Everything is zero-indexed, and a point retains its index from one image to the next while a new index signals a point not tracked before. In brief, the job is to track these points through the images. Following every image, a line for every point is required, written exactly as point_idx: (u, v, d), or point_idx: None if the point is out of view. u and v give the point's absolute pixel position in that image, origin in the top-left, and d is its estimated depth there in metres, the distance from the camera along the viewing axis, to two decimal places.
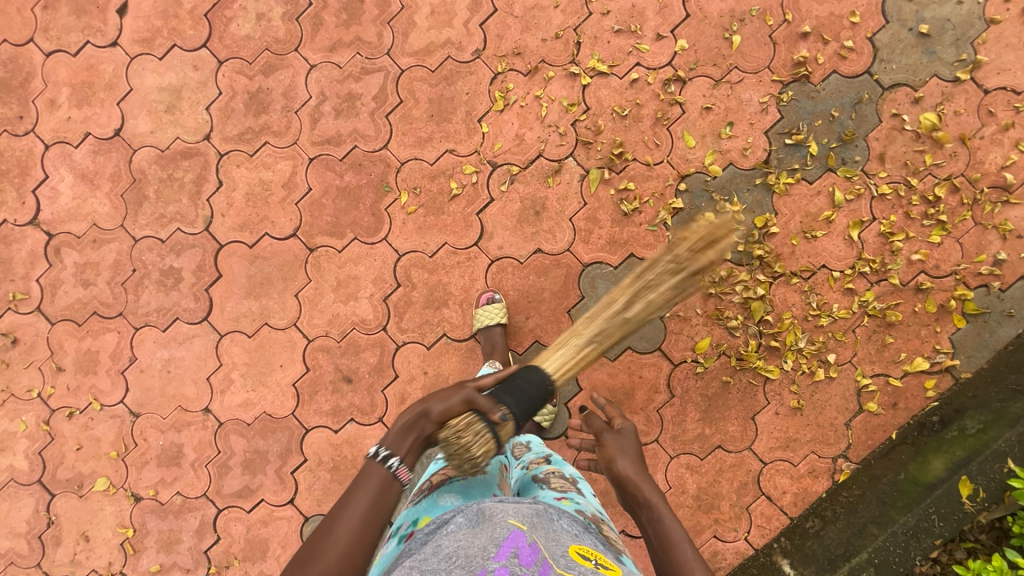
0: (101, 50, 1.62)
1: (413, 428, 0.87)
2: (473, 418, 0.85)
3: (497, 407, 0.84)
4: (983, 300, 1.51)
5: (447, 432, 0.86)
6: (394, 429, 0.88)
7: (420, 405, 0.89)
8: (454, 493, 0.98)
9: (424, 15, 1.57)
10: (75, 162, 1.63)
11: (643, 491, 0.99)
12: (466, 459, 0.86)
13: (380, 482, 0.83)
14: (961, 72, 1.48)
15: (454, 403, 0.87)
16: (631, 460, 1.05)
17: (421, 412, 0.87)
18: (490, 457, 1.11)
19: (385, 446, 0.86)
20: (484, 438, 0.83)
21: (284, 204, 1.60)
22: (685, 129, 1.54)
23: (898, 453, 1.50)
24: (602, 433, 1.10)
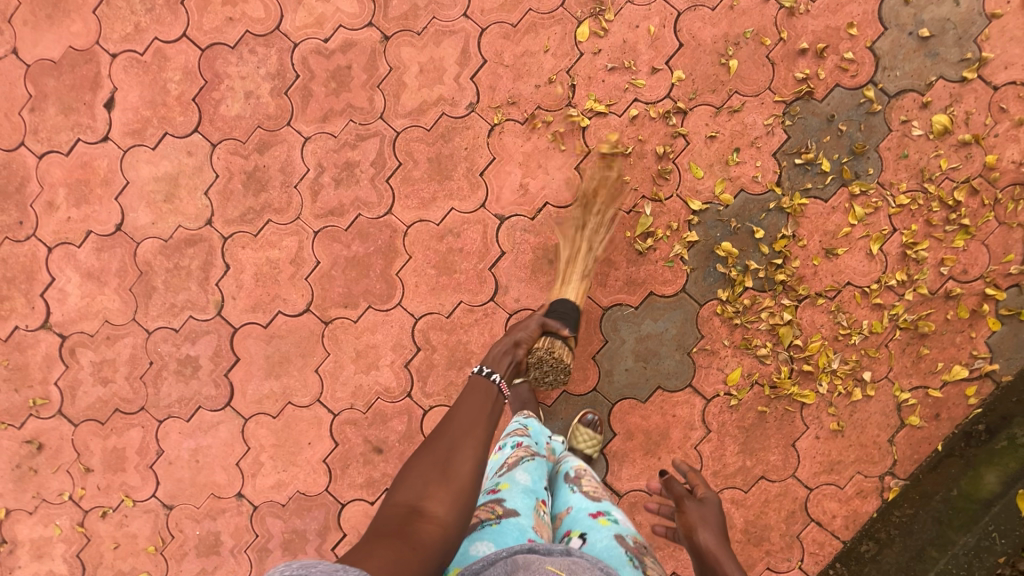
0: (92, 146, 1.59)
1: (506, 356, 1.30)
2: (552, 340, 1.41)
3: (563, 327, 1.41)
4: (1016, 300, 1.47)
5: (537, 354, 1.39)
6: (494, 355, 1.28)
7: (545, 321, 1.41)
8: (486, 539, 0.99)
9: (413, 74, 1.54)
10: (80, 262, 1.61)
11: (722, 561, 1.06)
12: (559, 366, 1.42)
13: (482, 397, 1.14)
14: (967, 71, 1.44)
15: (533, 330, 1.38)
16: (710, 530, 1.13)
17: (514, 343, 1.33)
18: (525, 493, 1.10)
19: (485, 367, 1.21)
20: (567, 351, 1.43)
21: (293, 280, 1.58)
22: (691, 160, 1.50)
23: (946, 466, 1.47)
24: (683, 500, 1.23)
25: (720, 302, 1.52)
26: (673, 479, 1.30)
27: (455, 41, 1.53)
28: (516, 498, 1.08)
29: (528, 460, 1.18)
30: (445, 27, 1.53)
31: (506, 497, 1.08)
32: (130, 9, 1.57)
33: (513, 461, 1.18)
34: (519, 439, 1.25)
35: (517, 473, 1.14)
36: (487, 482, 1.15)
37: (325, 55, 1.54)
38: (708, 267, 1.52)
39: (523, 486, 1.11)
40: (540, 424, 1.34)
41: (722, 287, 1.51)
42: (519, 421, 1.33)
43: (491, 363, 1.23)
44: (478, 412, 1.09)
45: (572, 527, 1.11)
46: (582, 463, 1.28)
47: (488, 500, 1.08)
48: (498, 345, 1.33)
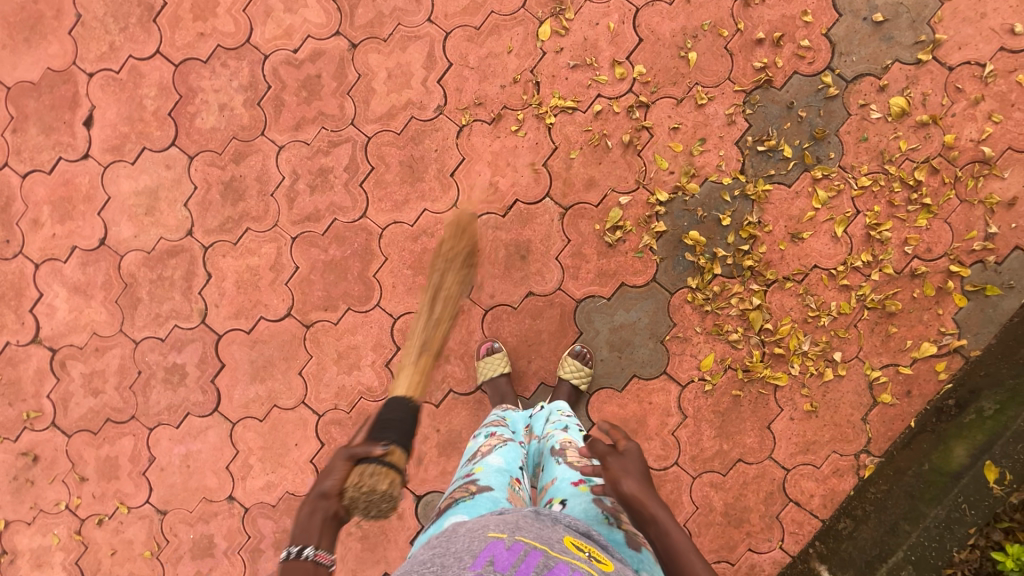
0: (74, 164, 1.64)
1: (315, 508, 0.93)
2: (364, 467, 0.99)
3: (377, 444, 1.04)
4: (980, 276, 1.50)
5: (348, 493, 0.96)
6: (300, 524, 0.92)
7: (351, 450, 1.02)
8: (459, 513, 0.99)
9: (381, 80, 1.57)
10: (66, 276, 1.66)
11: (648, 507, 0.93)
12: (379, 499, 0.97)
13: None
14: (922, 53, 1.48)
15: (339, 468, 0.99)
16: (635, 478, 0.98)
17: (319, 494, 0.94)
18: (499, 473, 1.11)
19: (296, 543, 0.89)
20: (385, 469, 1.00)
21: (274, 286, 1.62)
22: (656, 152, 1.53)
23: (919, 442, 1.49)
24: (604, 457, 1.03)
25: (691, 290, 1.55)
26: (594, 436, 1.09)
27: (420, 46, 1.57)
28: (489, 477, 1.09)
29: (501, 444, 1.21)
30: (410, 32, 1.57)
31: (480, 477, 1.09)
32: (104, 28, 1.61)
33: (487, 448, 1.20)
34: (492, 429, 1.29)
35: (491, 457, 1.16)
36: (463, 468, 1.17)
37: (295, 65, 1.58)
38: (677, 256, 1.55)
39: (496, 466, 1.13)
40: (517, 413, 1.41)
41: (691, 275, 1.55)
42: (497, 413, 1.39)
43: (299, 526, 0.92)
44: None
45: (554, 495, 1.10)
46: (568, 432, 1.25)
47: (463, 482, 1.10)
48: (302, 505, 0.95)
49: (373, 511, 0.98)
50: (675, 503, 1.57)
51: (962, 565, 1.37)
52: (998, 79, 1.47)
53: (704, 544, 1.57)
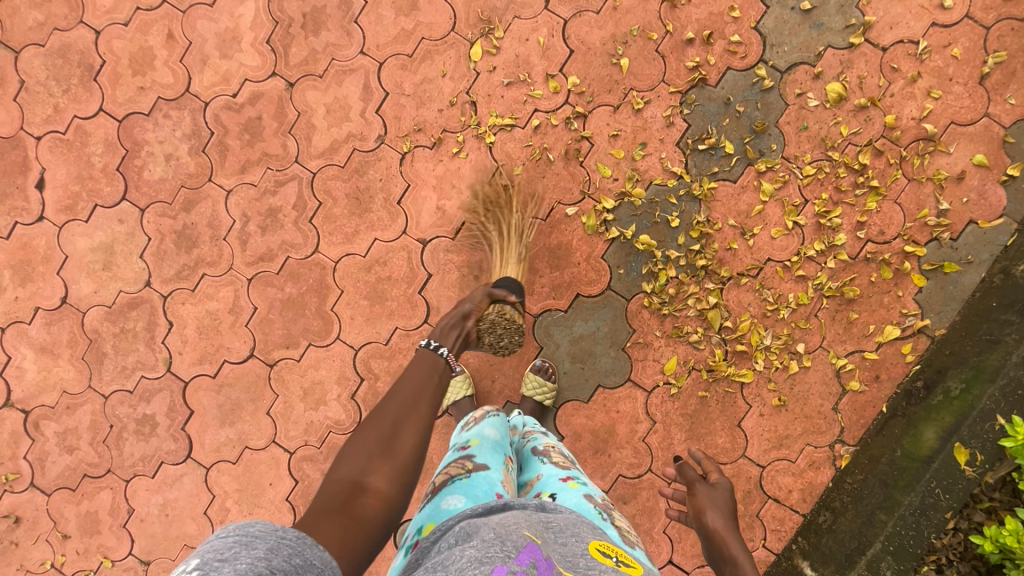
0: (29, 227, 1.65)
1: (455, 328, 1.26)
2: (501, 305, 1.39)
3: (512, 292, 1.40)
4: (937, 253, 1.47)
5: (490, 316, 1.36)
6: (440, 333, 1.24)
7: (491, 290, 1.39)
8: (457, 494, 0.95)
9: (321, 116, 1.59)
10: (32, 337, 1.67)
11: (729, 548, 1.08)
12: (513, 329, 1.40)
13: (428, 368, 1.15)
14: (854, 37, 1.46)
15: (483, 301, 1.36)
16: (720, 513, 1.15)
17: (462, 316, 1.30)
18: (494, 449, 1.08)
19: (434, 340, 1.21)
20: (518, 315, 1.41)
21: (235, 328, 1.63)
22: (598, 160, 1.53)
23: (891, 427, 1.47)
24: (695, 484, 1.22)
25: (647, 295, 1.54)
26: (687, 462, 1.28)
27: (356, 78, 1.57)
28: (485, 454, 1.06)
29: (491, 413, 1.19)
30: (345, 65, 1.57)
31: (476, 453, 1.06)
32: (46, 91, 1.63)
33: (480, 415, 1.19)
34: (479, 399, 1.29)
35: (485, 428, 1.13)
36: (456, 439, 1.14)
37: (235, 109, 1.60)
38: (629, 262, 1.54)
39: (492, 440, 1.10)
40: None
41: (646, 280, 1.54)
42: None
43: (437, 336, 1.23)
44: (425, 381, 1.13)
45: (542, 489, 1.03)
46: (550, 436, 1.21)
47: (458, 456, 1.06)
48: (444, 320, 1.29)
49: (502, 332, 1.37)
50: (653, 511, 1.55)
51: (943, 551, 1.34)
52: (934, 55, 1.45)
53: (687, 548, 1.54)
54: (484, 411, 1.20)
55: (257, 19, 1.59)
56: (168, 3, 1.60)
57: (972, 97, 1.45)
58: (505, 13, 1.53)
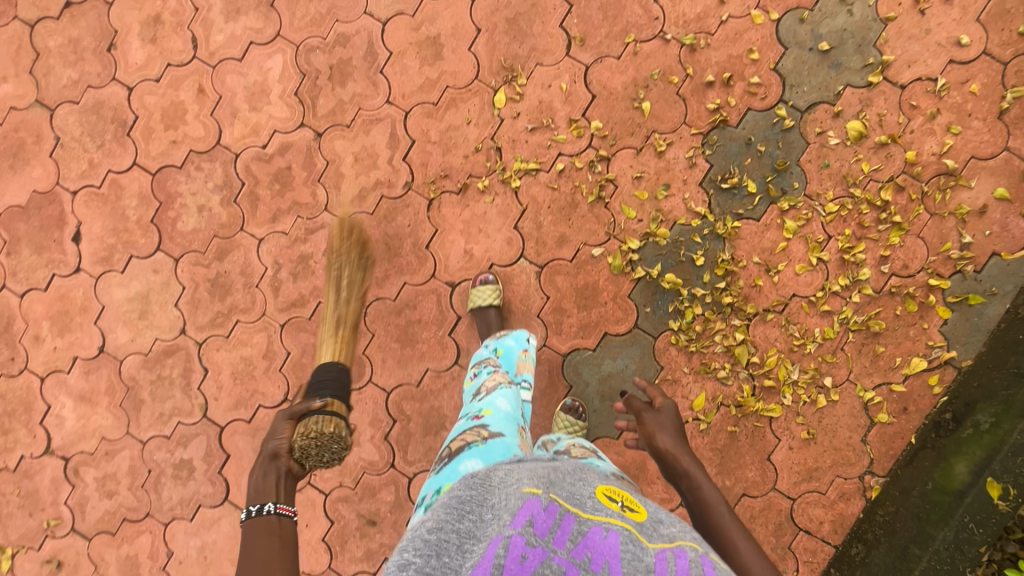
0: (67, 279, 1.70)
1: (271, 468, 1.15)
2: (308, 420, 1.20)
3: (313, 399, 1.25)
4: (961, 286, 1.49)
5: (298, 441, 1.16)
6: (257, 485, 1.12)
7: (292, 410, 1.22)
8: (474, 458, 1.02)
9: (349, 165, 1.62)
10: (71, 386, 1.71)
11: (682, 464, 1.14)
12: (326, 444, 1.18)
13: (258, 557, 0.99)
14: (872, 76, 1.49)
15: (284, 428, 1.19)
16: (669, 434, 1.21)
17: (271, 456, 1.16)
18: (506, 418, 1.16)
19: (252, 504, 1.08)
20: (330, 418, 1.22)
21: (268, 373, 1.66)
22: (622, 202, 1.56)
23: (921, 459, 1.47)
24: (642, 413, 1.27)
25: (674, 332, 1.56)
26: (632, 395, 1.33)
27: (383, 127, 1.61)
28: (498, 423, 1.13)
29: (504, 385, 1.27)
30: (372, 115, 1.61)
31: (489, 422, 1.14)
32: (82, 147, 1.68)
33: (491, 385, 1.27)
34: (493, 367, 1.36)
35: (497, 400, 1.22)
36: (470, 409, 1.22)
37: (265, 160, 1.64)
38: (656, 301, 1.56)
39: (504, 412, 1.18)
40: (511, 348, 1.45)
41: (673, 318, 1.56)
42: (487, 353, 1.44)
43: (258, 492, 1.10)
44: (274, 552, 1.00)
45: None
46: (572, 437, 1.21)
47: (473, 424, 1.14)
48: (254, 469, 1.15)
49: (326, 454, 1.18)
50: None
51: None
52: (952, 91, 1.48)
53: None
54: (496, 382, 1.28)
55: (284, 73, 1.63)
56: (198, 59, 1.65)
57: (992, 132, 1.47)
58: (527, 61, 1.57)
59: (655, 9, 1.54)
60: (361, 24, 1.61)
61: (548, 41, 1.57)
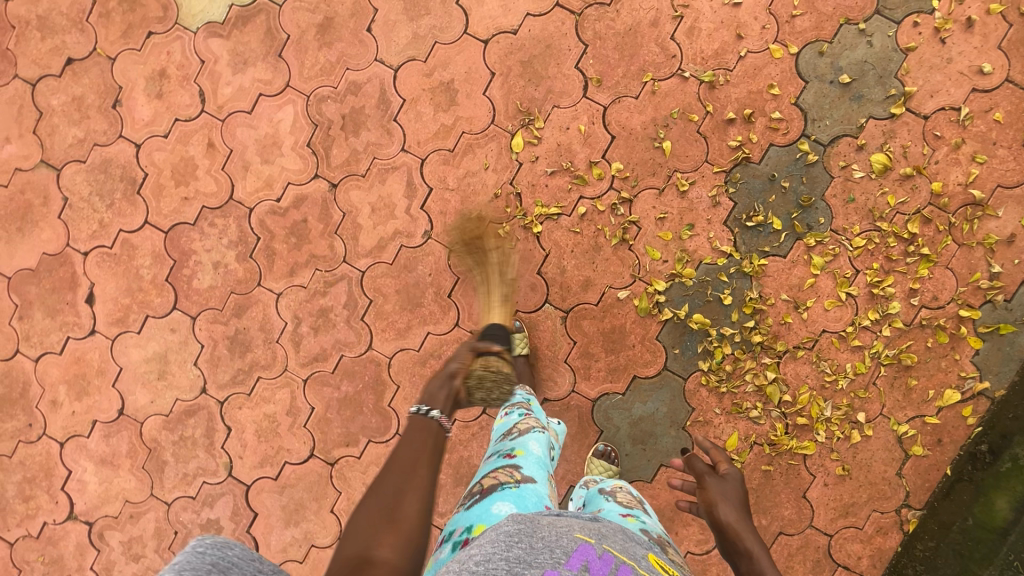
0: (82, 341, 1.67)
1: (443, 386, 1.15)
2: (487, 357, 1.29)
3: (493, 343, 1.31)
4: (992, 315, 1.48)
5: (480, 370, 1.24)
6: (430, 392, 1.13)
7: (477, 343, 1.30)
8: (507, 500, 0.97)
9: (366, 215, 1.60)
10: (91, 450, 1.68)
11: (743, 540, 1.04)
12: (497, 382, 1.27)
13: (423, 429, 1.04)
14: (894, 107, 1.48)
15: (467, 356, 1.25)
16: (733, 506, 1.11)
17: (450, 374, 1.18)
18: (538, 463, 1.11)
19: (426, 404, 1.09)
20: (504, 363, 1.31)
21: (293, 429, 1.63)
22: (646, 243, 1.54)
23: (959, 492, 1.48)
24: (704, 476, 1.18)
25: (703, 373, 1.54)
26: (694, 455, 1.24)
27: (399, 176, 1.59)
28: (531, 467, 1.09)
29: (537, 429, 1.21)
30: (387, 164, 1.59)
31: (522, 463, 1.09)
32: (91, 208, 1.65)
33: (524, 427, 1.20)
34: (525, 409, 1.28)
35: (530, 441, 1.16)
36: (500, 446, 1.17)
37: (280, 213, 1.61)
38: (684, 342, 1.54)
39: (537, 455, 1.12)
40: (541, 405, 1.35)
41: (702, 358, 1.54)
42: (522, 396, 1.33)
43: (430, 397, 1.11)
44: (420, 446, 1.01)
45: None
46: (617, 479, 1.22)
47: (505, 463, 1.09)
48: (432, 381, 1.17)
49: (494, 391, 1.26)
50: None
51: None
52: (976, 120, 1.46)
53: None
54: (529, 426, 1.21)
55: (296, 124, 1.60)
56: (207, 112, 1.62)
57: (1017, 159, 1.46)
58: (544, 103, 1.55)
59: (671, 47, 1.52)
60: (373, 71, 1.58)
61: (564, 83, 1.55)
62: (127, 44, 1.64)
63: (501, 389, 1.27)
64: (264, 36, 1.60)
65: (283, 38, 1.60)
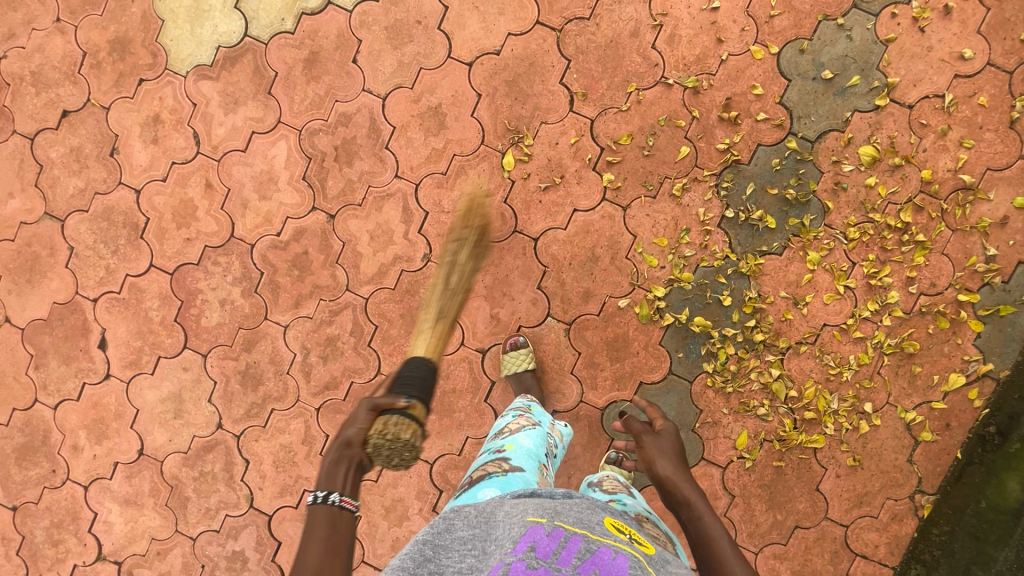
0: (98, 386, 1.70)
1: (341, 462, 1.01)
2: (386, 418, 1.08)
3: (399, 398, 1.12)
4: (991, 298, 1.49)
5: (373, 440, 1.05)
6: (327, 473, 0.99)
7: (377, 400, 1.11)
8: (492, 487, 1.05)
9: (365, 243, 1.62)
10: (115, 491, 1.71)
11: (682, 491, 1.04)
12: (402, 447, 1.08)
13: (326, 523, 0.91)
14: (879, 99, 1.49)
15: (364, 418, 1.08)
16: (670, 460, 1.10)
17: (342, 446, 1.03)
18: (529, 455, 1.16)
19: (323, 489, 0.96)
20: (408, 424, 1.09)
21: (310, 457, 1.66)
22: (643, 251, 1.56)
23: (970, 474, 1.48)
24: (641, 436, 1.18)
25: (709, 374, 1.56)
26: (632, 417, 1.25)
27: (395, 202, 1.61)
28: (519, 458, 1.14)
29: (529, 428, 1.27)
30: (382, 191, 1.61)
31: (511, 455, 1.15)
32: (97, 255, 1.68)
33: (516, 426, 1.27)
34: (521, 410, 1.36)
35: (521, 437, 1.22)
36: (492, 443, 1.23)
37: (281, 247, 1.64)
38: (687, 346, 1.56)
39: (526, 448, 1.18)
40: (542, 408, 1.42)
41: (706, 360, 1.56)
42: (522, 402, 1.42)
43: (328, 477, 0.99)
44: (331, 543, 0.88)
45: None
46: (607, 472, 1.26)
47: (495, 457, 1.15)
48: (325, 453, 1.03)
49: (397, 458, 1.10)
50: None
51: None
52: (961, 106, 1.47)
53: None
54: (520, 424, 1.27)
55: (290, 158, 1.63)
56: (202, 154, 1.65)
57: (1005, 141, 1.46)
58: (532, 120, 1.57)
59: (654, 56, 1.54)
60: (362, 101, 1.61)
61: (550, 99, 1.57)
62: (120, 92, 1.67)
63: (406, 455, 1.10)
64: (253, 75, 1.63)
65: (272, 75, 1.62)
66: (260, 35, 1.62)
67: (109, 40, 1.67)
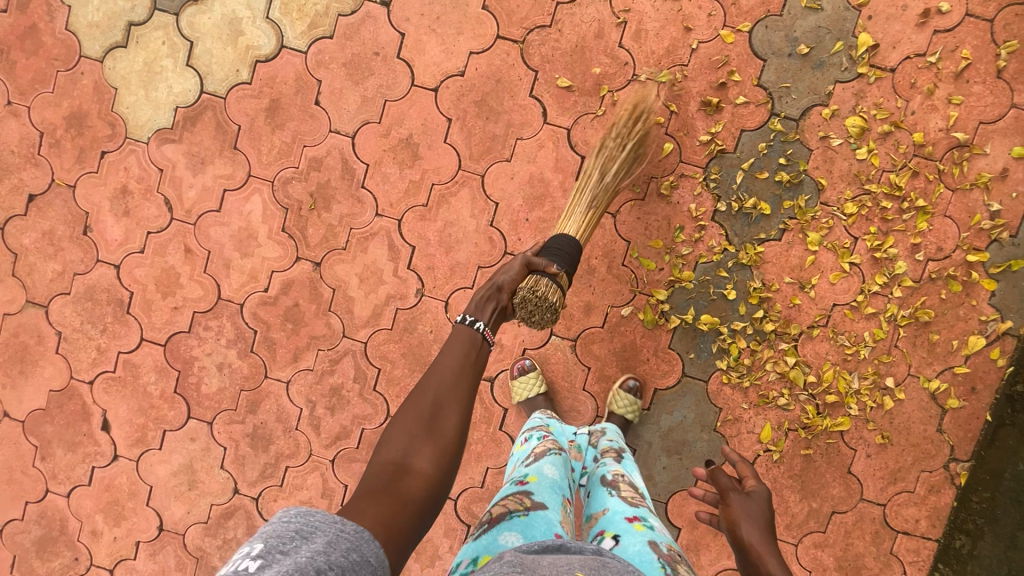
0: (108, 468, 1.67)
1: (492, 298, 1.14)
2: (538, 278, 1.21)
3: (552, 264, 1.23)
4: (1001, 254, 1.44)
5: (523, 292, 1.18)
6: (473, 300, 1.15)
7: (533, 259, 1.23)
8: (514, 530, 0.99)
9: (355, 286, 1.58)
10: (141, 571, 1.67)
11: (767, 564, 0.97)
12: (545, 307, 1.19)
13: (467, 343, 1.09)
14: (859, 67, 1.44)
15: (517, 270, 1.20)
16: (757, 526, 1.03)
17: (496, 288, 1.16)
18: (552, 487, 1.11)
19: (470, 314, 1.12)
20: (556, 288, 1.21)
21: (331, 510, 1.62)
22: (638, 255, 1.52)
23: (1004, 438, 1.45)
24: (728, 492, 1.09)
25: (723, 371, 1.52)
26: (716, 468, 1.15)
27: (379, 241, 1.57)
28: (542, 492, 1.09)
29: (553, 452, 1.22)
30: (365, 232, 1.57)
31: (533, 489, 1.10)
32: (86, 336, 1.65)
33: (540, 451, 1.22)
34: (544, 431, 1.30)
35: (544, 466, 1.17)
36: (515, 473, 1.18)
37: (271, 302, 1.60)
38: (698, 345, 1.52)
39: (550, 479, 1.13)
40: (561, 426, 1.38)
41: (719, 358, 1.52)
42: (541, 420, 1.37)
43: (474, 304, 1.13)
44: (461, 364, 1.06)
45: (606, 528, 1.07)
46: (621, 465, 1.23)
47: (515, 491, 1.10)
48: (480, 288, 1.16)
49: (539, 315, 1.20)
50: None
51: None
52: (944, 61, 1.42)
53: None
54: (544, 448, 1.23)
55: (266, 212, 1.58)
56: (177, 219, 1.60)
57: (995, 92, 1.41)
58: (507, 138, 1.53)
59: (622, 54, 1.49)
60: (330, 143, 1.56)
61: (523, 114, 1.52)
62: (84, 168, 1.62)
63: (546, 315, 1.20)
64: (216, 131, 1.58)
65: (234, 129, 1.58)
66: (217, 90, 1.58)
67: (64, 117, 1.62)
